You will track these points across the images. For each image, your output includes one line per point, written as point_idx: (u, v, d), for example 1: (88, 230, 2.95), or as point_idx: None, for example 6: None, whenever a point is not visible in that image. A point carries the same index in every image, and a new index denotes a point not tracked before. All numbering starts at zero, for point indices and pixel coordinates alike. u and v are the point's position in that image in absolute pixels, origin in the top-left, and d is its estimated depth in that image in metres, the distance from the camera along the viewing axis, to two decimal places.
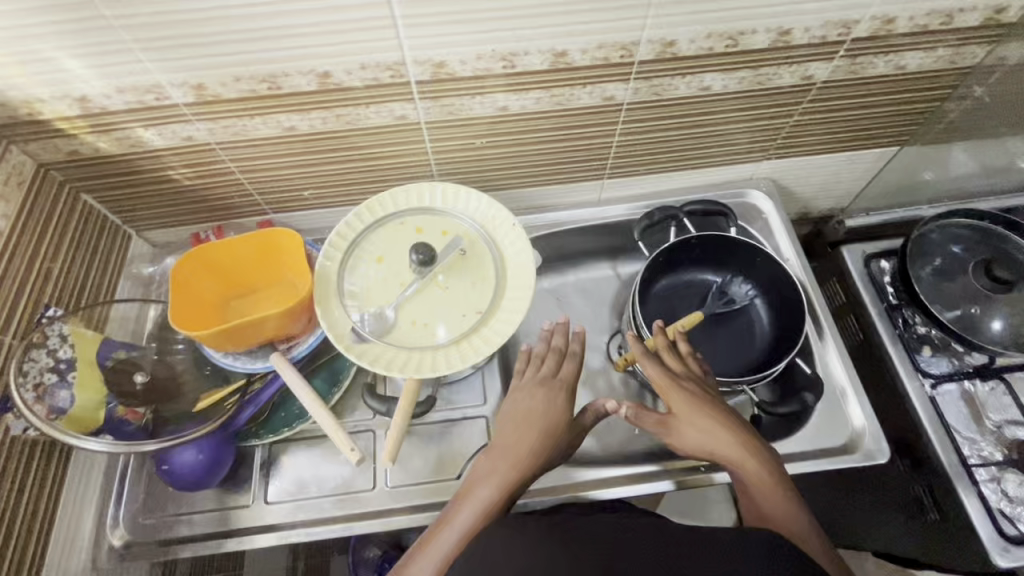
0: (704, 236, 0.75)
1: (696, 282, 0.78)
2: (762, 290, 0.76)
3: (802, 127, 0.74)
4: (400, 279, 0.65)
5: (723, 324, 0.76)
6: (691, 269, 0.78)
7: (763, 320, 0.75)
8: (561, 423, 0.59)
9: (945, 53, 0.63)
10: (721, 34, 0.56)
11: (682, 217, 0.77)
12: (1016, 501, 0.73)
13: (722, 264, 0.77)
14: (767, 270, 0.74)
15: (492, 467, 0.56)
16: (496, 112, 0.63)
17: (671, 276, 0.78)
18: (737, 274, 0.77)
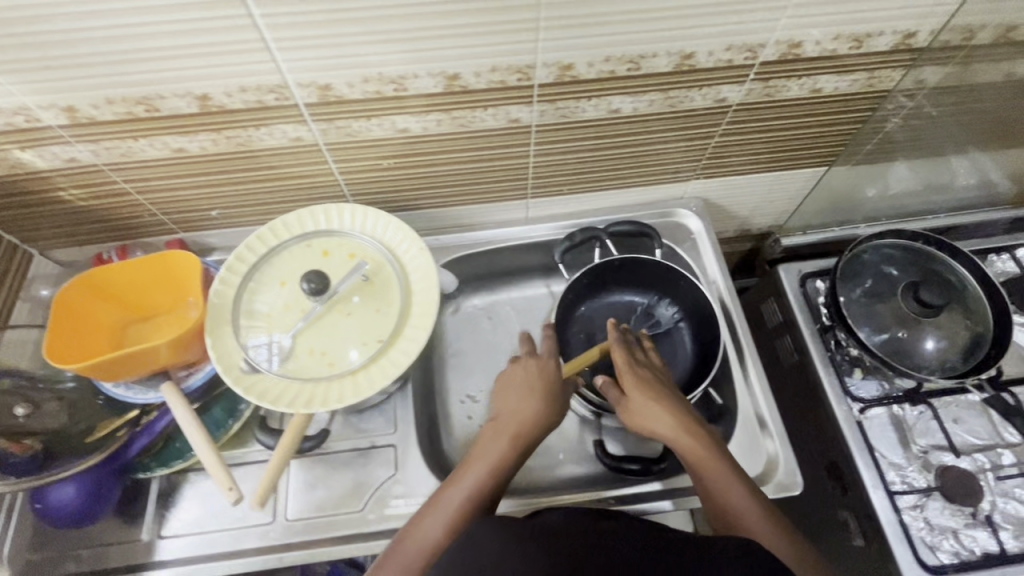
0: (625, 258, 0.73)
1: (621, 304, 0.77)
2: (686, 314, 0.74)
3: (725, 148, 0.72)
4: (302, 305, 0.63)
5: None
6: (616, 291, 0.77)
7: (686, 345, 0.74)
8: (555, 387, 0.61)
9: (860, 77, 0.62)
10: (620, 58, 0.55)
11: (605, 239, 0.75)
12: (938, 529, 0.72)
13: (649, 287, 0.76)
14: (690, 294, 0.73)
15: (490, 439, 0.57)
16: (399, 134, 0.61)
17: (597, 298, 0.76)
18: (663, 297, 0.76)
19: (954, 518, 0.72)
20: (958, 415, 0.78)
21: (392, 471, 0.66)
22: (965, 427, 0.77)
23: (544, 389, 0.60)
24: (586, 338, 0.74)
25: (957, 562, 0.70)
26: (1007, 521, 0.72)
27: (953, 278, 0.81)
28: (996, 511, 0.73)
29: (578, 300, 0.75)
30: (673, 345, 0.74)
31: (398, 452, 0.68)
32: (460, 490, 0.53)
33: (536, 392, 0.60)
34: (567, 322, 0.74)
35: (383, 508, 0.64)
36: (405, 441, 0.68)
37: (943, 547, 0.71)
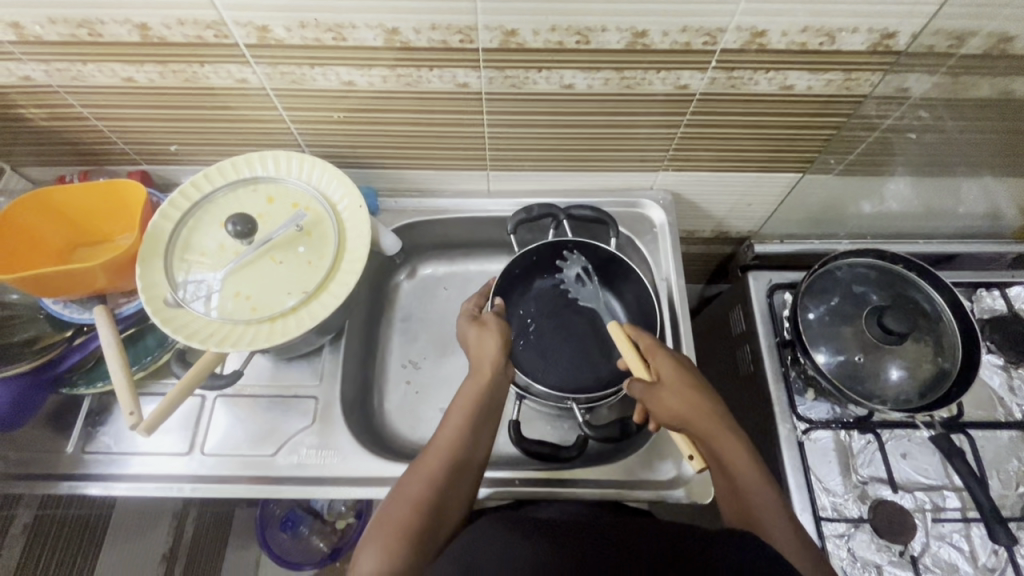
0: (580, 242, 0.72)
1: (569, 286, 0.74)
2: (631, 312, 0.73)
3: (692, 141, 0.69)
4: (236, 248, 0.63)
5: (585, 337, 0.72)
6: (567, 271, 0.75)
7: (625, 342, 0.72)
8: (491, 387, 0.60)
9: (835, 77, 0.58)
10: (567, 29, 0.52)
11: (562, 217, 0.72)
12: (861, 562, 0.69)
13: (599, 275, 0.75)
14: (637, 289, 0.71)
15: (434, 447, 0.56)
16: (343, 86, 0.60)
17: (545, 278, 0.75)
18: (611, 290, 0.74)
19: (881, 554, 0.69)
20: (907, 450, 0.74)
21: (309, 422, 0.67)
22: (912, 463, 0.74)
23: (486, 389, 0.59)
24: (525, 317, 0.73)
25: None
26: (935, 564, 0.69)
27: (928, 306, 0.76)
28: (927, 553, 0.70)
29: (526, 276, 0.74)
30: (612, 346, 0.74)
31: (319, 405, 0.69)
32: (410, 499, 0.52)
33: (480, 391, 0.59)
34: (511, 294, 0.73)
35: (294, 456, 0.65)
36: (328, 395, 0.69)
37: None
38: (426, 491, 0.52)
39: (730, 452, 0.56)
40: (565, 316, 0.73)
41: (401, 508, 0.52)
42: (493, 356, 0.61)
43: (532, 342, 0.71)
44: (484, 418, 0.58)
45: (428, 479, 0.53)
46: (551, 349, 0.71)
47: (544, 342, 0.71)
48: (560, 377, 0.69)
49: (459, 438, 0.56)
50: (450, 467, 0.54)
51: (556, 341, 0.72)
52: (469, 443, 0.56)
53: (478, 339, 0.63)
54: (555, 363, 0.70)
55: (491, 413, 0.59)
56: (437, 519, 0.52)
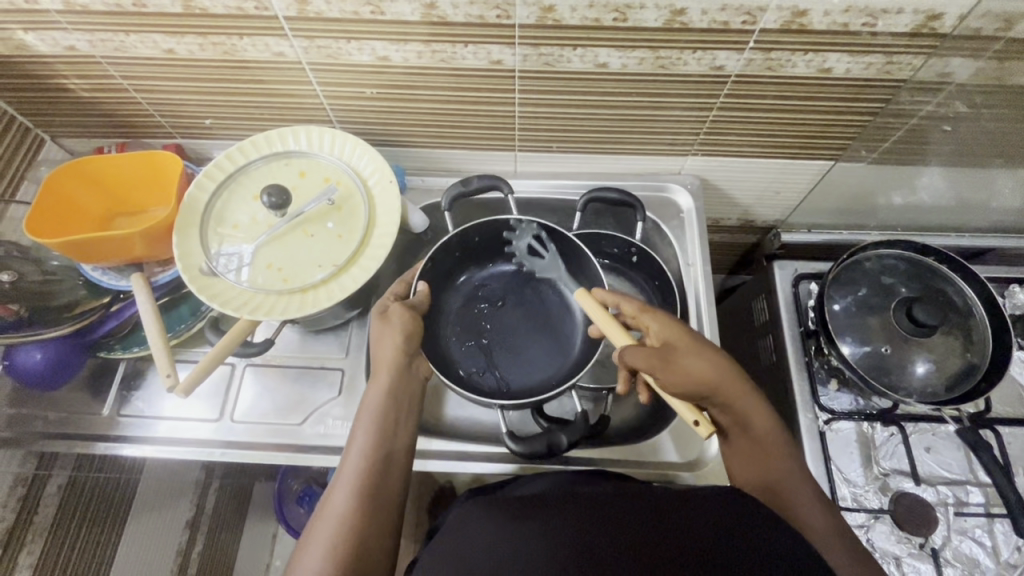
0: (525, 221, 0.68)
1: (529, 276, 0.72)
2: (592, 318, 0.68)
3: (725, 124, 0.68)
4: (269, 221, 0.65)
5: (540, 332, 0.70)
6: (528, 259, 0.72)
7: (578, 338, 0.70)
8: (393, 403, 0.57)
9: (875, 61, 0.57)
10: (605, 5, 0.52)
11: (508, 194, 0.70)
12: (880, 553, 0.69)
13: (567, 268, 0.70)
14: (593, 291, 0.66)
15: (341, 482, 0.52)
16: (378, 61, 0.60)
17: (505, 264, 0.73)
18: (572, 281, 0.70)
19: (901, 545, 0.69)
20: (930, 444, 0.74)
21: (336, 394, 0.69)
22: (936, 457, 0.73)
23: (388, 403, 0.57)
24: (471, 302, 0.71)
25: None
26: (957, 558, 0.69)
27: (959, 299, 0.75)
28: (948, 546, 0.69)
29: (477, 260, 0.73)
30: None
31: (344, 376, 0.70)
32: (324, 542, 0.48)
33: (380, 407, 0.56)
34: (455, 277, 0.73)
35: (321, 426, 0.67)
36: (354, 367, 0.70)
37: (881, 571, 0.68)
38: (340, 530, 0.49)
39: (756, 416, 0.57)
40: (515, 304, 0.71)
41: (316, 557, 0.47)
42: (389, 363, 0.58)
43: (475, 331, 0.70)
44: (385, 438, 0.55)
45: (336, 519, 0.49)
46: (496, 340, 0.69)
47: (488, 332, 0.70)
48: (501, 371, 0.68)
49: (364, 465, 0.52)
50: (360, 498, 0.51)
51: (499, 330, 0.70)
52: (377, 467, 0.53)
53: (376, 344, 0.59)
54: (499, 354, 0.69)
55: (395, 431, 0.56)
56: (364, 561, 0.48)
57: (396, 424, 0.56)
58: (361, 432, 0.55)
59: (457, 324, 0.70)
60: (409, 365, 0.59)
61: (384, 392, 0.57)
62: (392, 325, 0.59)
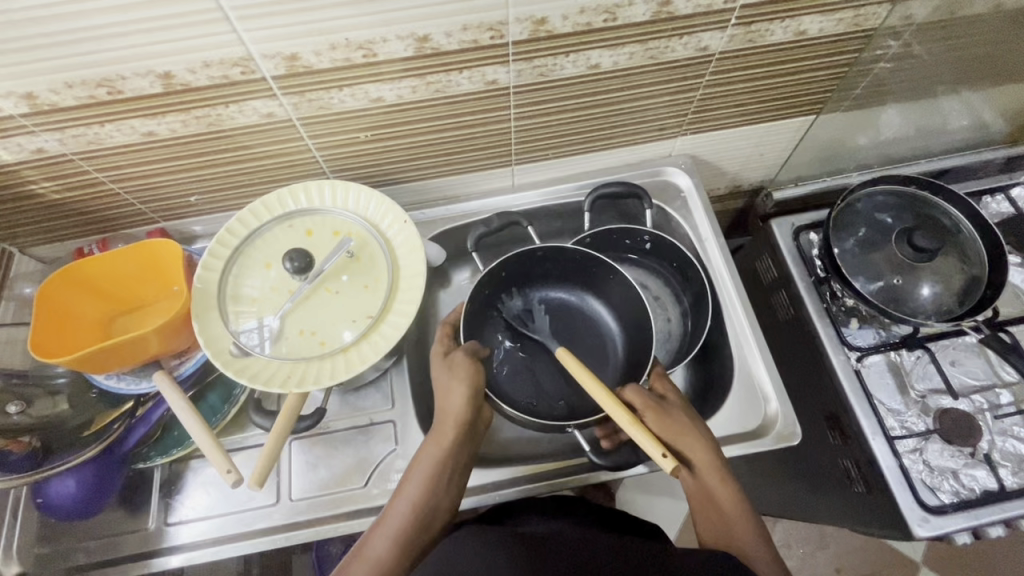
0: (545, 248, 0.71)
1: (551, 298, 0.76)
2: (618, 314, 0.74)
3: (711, 100, 0.70)
4: (290, 287, 0.62)
5: (582, 346, 0.74)
6: (548, 285, 0.76)
7: (616, 345, 0.74)
8: (452, 460, 0.58)
9: (844, 16, 0.60)
10: (595, 9, 0.52)
11: (527, 227, 0.73)
12: (938, 471, 0.72)
13: (582, 283, 0.76)
14: (619, 287, 0.72)
15: (382, 528, 0.56)
16: (373, 104, 0.59)
17: (528, 294, 0.76)
18: (590, 292, 0.76)
19: (954, 460, 0.73)
20: (955, 358, 0.78)
21: (392, 446, 0.67)
22: (962, 369, 0.78)
23: (452, 455, 0.59)
24: (514, 325, 0.73)
25: (959, 501, 0.71)
26: (1005, 458, 0.73)
27: (947, 221, 0.80)
28: (995, 449, 0.73)
29: (503, 294, 0.74)
30: (661, 312, 0.77)
31: (397, 427, 0.68)
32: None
33: (440, 463, 0.58)
34: (487, 314, 0.73)
35: (386, 483, 0.64)
36: (404, 416, 0.68)
37: (943, 487, 0.72)
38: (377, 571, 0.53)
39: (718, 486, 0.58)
40: (557, 323, 0.75)
41: None
42: (453, 421, 0.59)
43: (520, 366, 0.72)
44: (435, 497, 0.57)
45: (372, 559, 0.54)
46: (541, 366, 0.72)
47: (532, 364, 0.73)
48: (550, 396, 0.71)
49: (412, 516, 0.56)
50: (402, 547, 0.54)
51: (549, 353, 0.73)
52: (423, 518, 0.56)
53: (444, 396, 0.60)
54: (545, 381, 0.72)
55: (449, 483, 0.58)
56: None
57: (448, 480, 0.58)
58: (410, 488, 0.57)
59: (506, 357, 0.73)
60: (473, 422, 0.60)
61: (445, 451, 0.58)
62: (458, 379, 0.60)
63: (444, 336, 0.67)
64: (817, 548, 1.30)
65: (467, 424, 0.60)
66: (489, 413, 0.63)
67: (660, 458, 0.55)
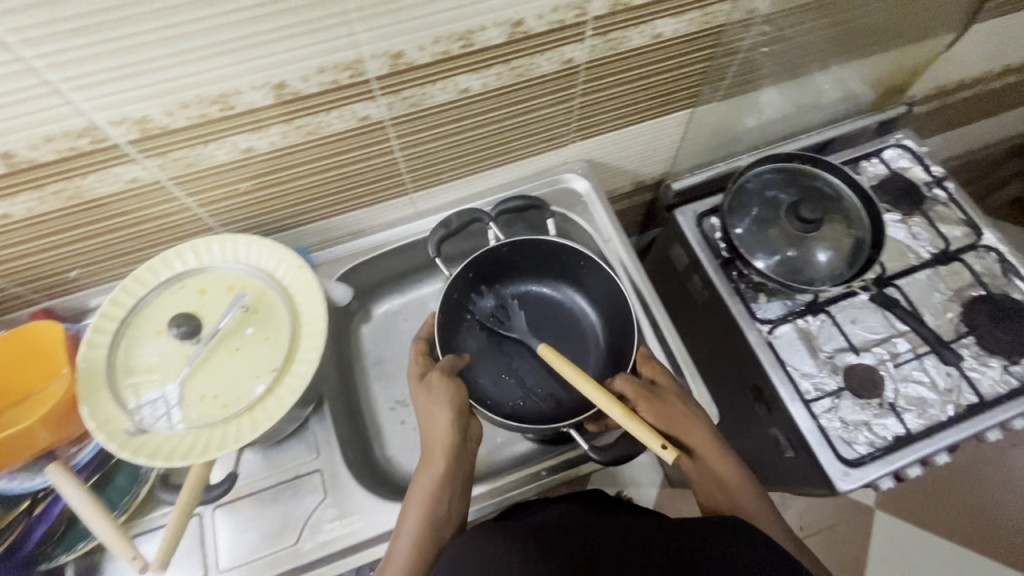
0: (513, 243, 0.74)
1: (530, 293, 0.79)
2: (596, 303, 0.77)
3: (590, 106, 0.72)
4: (187, 352, 0.60)
5: (564, 336, 0.77)
6: (525, 279, 0.79)
7: (596, 334, 0.77)
8: (452, 477, 0.58)
9: (694, 16, 0.63)
10: (449, 37, 0.53)
11: (489, 222, 0.74)
12: (852, 426, 0.77)
13: (557, 275, 0.79)
14: (591, 277, 0.75)
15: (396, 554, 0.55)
16: (245, 154, 0.58)
17: (506, 288, 0.78)
18: (568, 283, 0.79)
19: (865, 412, 0.78)
20: (855, 316, 0.84)
21: (322, 496, 0.65)
22: (862, 325, 0.83)
23: (450, 473, 0.58)
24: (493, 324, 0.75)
25: (874, 451, 0.75)
26: (909, 403, 0.78)
27: (830, 190, 0.86)
28: (899, 396, 0.78)
29: (481, 291, 0.77)
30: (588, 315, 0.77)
31: (325, 475, 0.66)
32: None
33: (442, 482, 0.58)
34: (464, 317, 0.75)
35: (318, 535, 0.63)
36: (331, 463, 0.67)
37: (859, 440, 0.76)
38: None
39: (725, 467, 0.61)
40: (535, 316, 0.78)
41: None
42: (443, 443, 0.59)
43: (505, 364, 0.75)
44: (441, 528, 0.56)
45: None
46: (525, 363, 0.74)
47: (513, 361, 0.75)
48: (535, 391, 0.73)
49: (424, 538, 0.55)
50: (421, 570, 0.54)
51: (529, 349, 0.75)
52: (434, 536, 0.56)
53: (428, 419, 0.61)
54: (529, 377, 0.74)
55: (454, 500, 0.58)
56: None
57: (450, 498, 0.58)
58: (418, 512, 0.57)
59: (485, 361, 0.74)
60: (461, 442, 0.60)
61: (442, 471, 0.58)
62: (436, 400, 0.61)
63: (418, 355, 0.68)
64: (780, 511, 1.35)
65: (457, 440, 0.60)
66: (478, 429, 0.63)
67: (661, 450, 0.55)
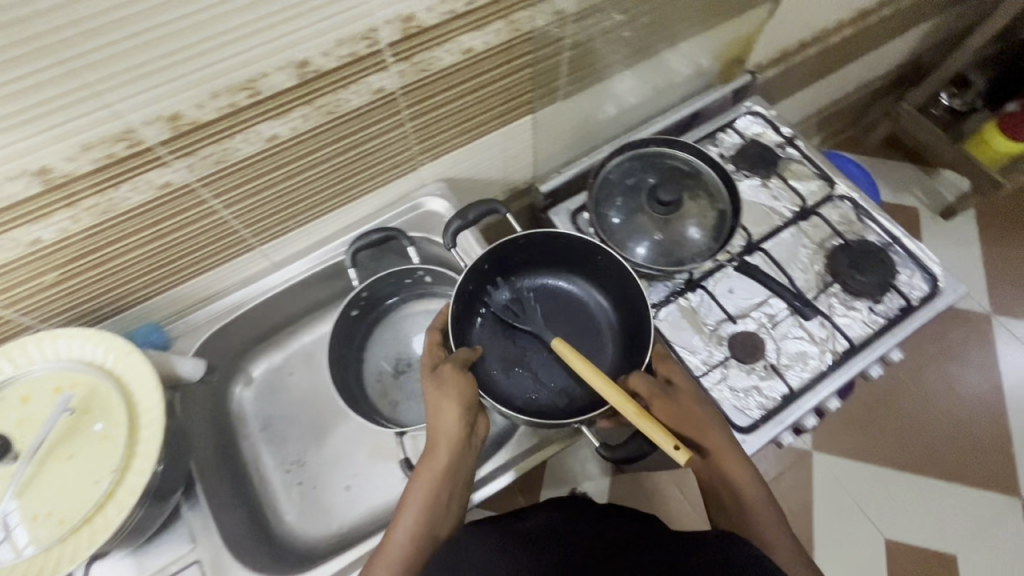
0: (530, 234, 0.73)
1: (545, 287, 0.79)
2: (611, 295, 0.78)
3: (425, 127, 0.70)
4: (7, 471, 0.54)
5: (578, 329, 0.78)
6: (540, 273, 0.79)
7: (609, 329, 0.78)
8: (455, 467, 0.59)
9: (501, 26, 0.62)
10: (229, 89, 0.50)
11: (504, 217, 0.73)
12: (743, 393, 0.79)
13: (570, 267, 0.79)
14: (607, 269, 0.76)
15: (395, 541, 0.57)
16: (34, 247, 0.53)
17: (521, 280, 0.78)
18: (582, 277, 0.79)
19: (752, 377, 0.80)
20: (731, 286, 0.86)
21: None
22: (739, 293, 0.85)
23: (454, 463, 0.59)
24: (506, 315, 0.75)
25: (765, 413, 0.78)
26: (792, 360, 0.81)
27: (688, 167, 0.88)
28: (782, 355, 0.81)
29: (499, 280, 0.77)
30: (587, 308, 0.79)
31: (205, 565, 0.62)
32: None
33: (445, 476, 0.59)
34: (476, 309, 0.74)
35: None
36: (211, 550, 0.62)
37: (751, 405, 0.78)
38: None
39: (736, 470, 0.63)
40: (547, 309, 0.78)
41: None
42: (450, 438, 0.59)
43: (516, 357, 0.74)
44: (439, 518, 0.58)
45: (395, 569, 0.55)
46: (538, 358, 0.74)
47: (528, 355, 0.74)
48: (547, 386, 0.73)
49: (424, 528, 0.57)
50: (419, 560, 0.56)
51: (542, 343, 0.75)
52: (433, 524, 0.57)
53: (434, 413, 0.60)
54: (541, 372, 0.73)
55: (455, 490, 0.60)
56: None
57: (450, 491, 0.59)
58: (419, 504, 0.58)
59: (495, 353, 0.74)
60: (468, 435, 0.61)
61: (446, 464, 0.59)
62: (445, 394, 0.60)
63: (433, 346, 0.67)
64: None
65: (466, 433, 0.60)
66: (485, 425, 0.63)
67: (672, 450, 0.56)
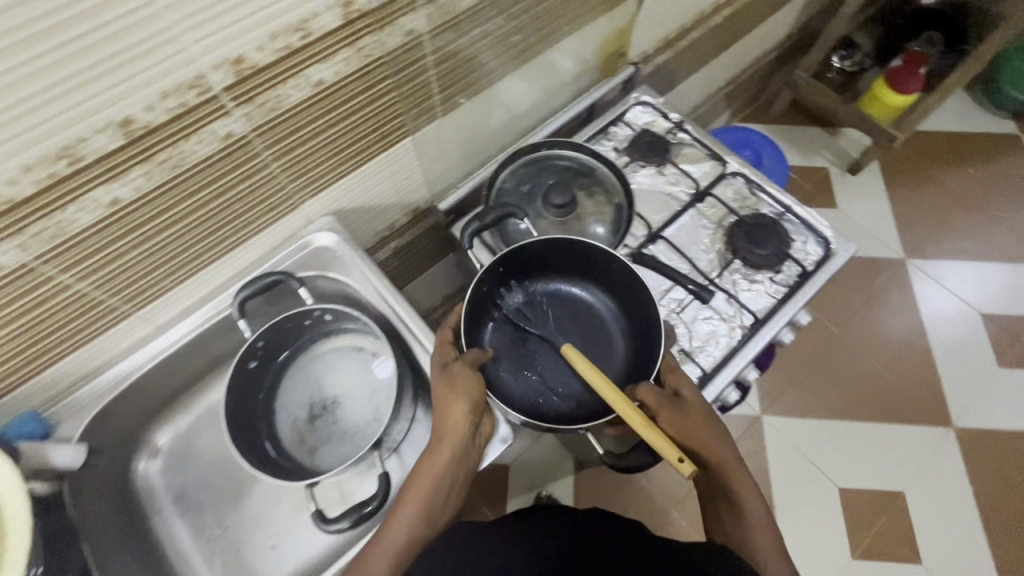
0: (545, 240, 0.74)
1: (562, 293, 0.79)
2: (620, 300, 0.77)
3: (294, 165, 0.67)
4: None
5: (589, 334, 0.78)
6: (557, 279, 0.80)
7: (619, 339, 0.77)
8: (459, 464, 0.61)
9: (350, 54, 0.59)
10: (42, 159, 0.47)
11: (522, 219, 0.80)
12: None
13: (584, 274, 0.79)
14: (619, 278, 0.75)
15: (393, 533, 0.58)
16: None
17: (536, 285, 0.79)
18: (597, 285, 0.79)
19: None
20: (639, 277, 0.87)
21: None
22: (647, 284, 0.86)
23: (457, 457, 0.61)
24: (518, 318, 0.77)
25: None
26: (703, 343, 0.82)
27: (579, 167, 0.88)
28: (693, 339, 0.82)
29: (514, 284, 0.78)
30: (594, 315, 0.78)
31: None
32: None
33: (446, 474, 0.60)
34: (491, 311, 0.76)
35: None
36: None
37: None
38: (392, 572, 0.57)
39: (738, 484, 0.63)
40: (560, 314, 0.78)
41: None
42: (456, 435, 0.61)
43: (525, 362, 0.75)
44: (437, 511, 0.60)
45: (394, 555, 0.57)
46: (549, 362, 0.75)
47: (536, 360, 0.75)
48: (555, 390, 0.73)
49: (423, 520, 0.59)
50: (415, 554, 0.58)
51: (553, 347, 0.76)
52: (429, 517, 0.59)
53: (443, 410, 0.62)
54: (551, 377, 0.74)
55: (457, 487, 0.62)
56: None
57: (451, 490, 0.61)
58: (420, 498, 0.60)
59: (507, 356, 0.75)
60: (472, 433, 0.63)
61: (449, 460, 0.61)
62: (458, 392, 0.62)
63: (444, 347, 0.68)
64: None
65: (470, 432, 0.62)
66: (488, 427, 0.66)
67: (678, 463, 0.56)
